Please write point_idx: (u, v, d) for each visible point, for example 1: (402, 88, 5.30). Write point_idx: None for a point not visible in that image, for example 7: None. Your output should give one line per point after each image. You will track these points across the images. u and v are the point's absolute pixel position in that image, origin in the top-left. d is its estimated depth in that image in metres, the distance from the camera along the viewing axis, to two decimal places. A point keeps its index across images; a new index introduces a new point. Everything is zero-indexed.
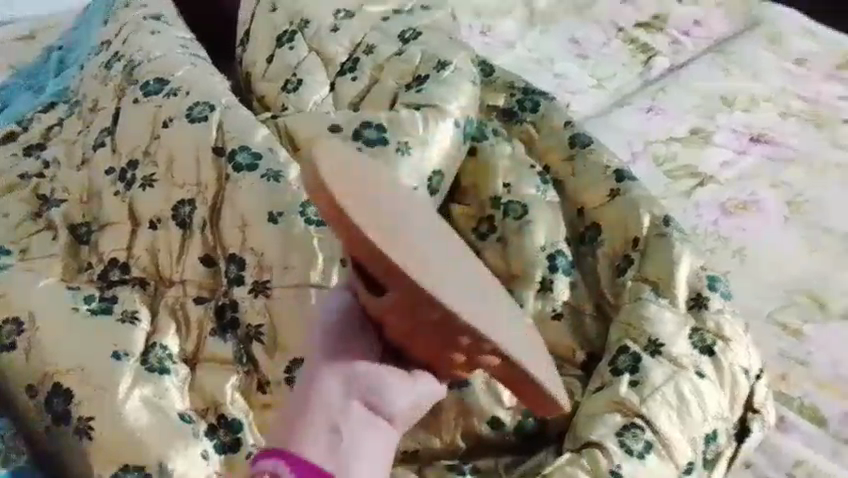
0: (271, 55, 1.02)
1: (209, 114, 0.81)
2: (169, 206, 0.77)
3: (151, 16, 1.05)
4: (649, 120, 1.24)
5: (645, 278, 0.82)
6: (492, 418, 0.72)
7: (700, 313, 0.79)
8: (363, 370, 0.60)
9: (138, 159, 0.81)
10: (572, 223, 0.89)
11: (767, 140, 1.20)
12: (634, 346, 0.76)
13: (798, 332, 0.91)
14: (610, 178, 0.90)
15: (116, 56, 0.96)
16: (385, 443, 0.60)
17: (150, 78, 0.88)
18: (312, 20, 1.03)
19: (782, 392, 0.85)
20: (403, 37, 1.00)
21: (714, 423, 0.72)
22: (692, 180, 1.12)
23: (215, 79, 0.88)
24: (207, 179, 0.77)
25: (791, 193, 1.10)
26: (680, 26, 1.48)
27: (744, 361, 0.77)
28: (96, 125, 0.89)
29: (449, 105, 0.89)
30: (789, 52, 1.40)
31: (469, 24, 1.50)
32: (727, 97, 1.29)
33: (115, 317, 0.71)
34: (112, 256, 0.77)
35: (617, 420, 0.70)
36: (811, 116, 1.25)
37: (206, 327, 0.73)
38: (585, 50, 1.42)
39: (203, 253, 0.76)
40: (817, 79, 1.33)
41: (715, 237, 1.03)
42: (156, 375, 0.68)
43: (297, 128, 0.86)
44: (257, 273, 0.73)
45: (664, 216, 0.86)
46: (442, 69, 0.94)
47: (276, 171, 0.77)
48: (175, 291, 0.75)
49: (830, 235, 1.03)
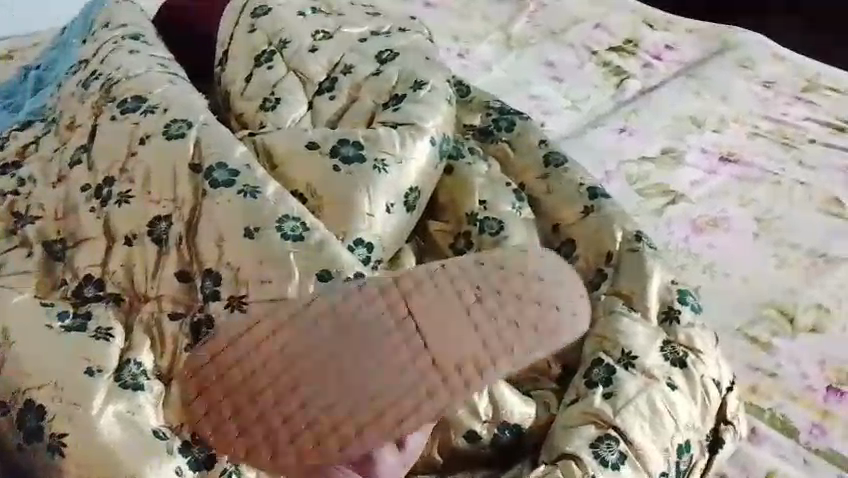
0: (249, 74, 1.03)
1: (187, 130, 0.82)
2: (145, 222, 0.77)
3: (130, 35, 1.06)
4: (622, 140, 1.27)
5: (618, 293, 0.83)
6: (469, 432, 0.72)
7: (672, 326, 0.80)
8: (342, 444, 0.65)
9: (115, 175, 0.81)
10: (547, 239, 0.91)
11: (736, 160, 1.23)
12: (608, 359, 0.77)
13: (767, 345, 0.93)
14: (583, 196, 0.91)
15: (94, 74, 0.97)
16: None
17: (128, 96, 0.88)
18: (291, 41, 1.05)
19: (752, 404, 0.87)
20: (381, 58, 1.02)
21: (686, 433, 0.74)
22: (664, 197, 1.15)
23: (193, 97, 0.89)
24: (184, 196, 0.78)
25: (760, 211, 1.13)
26: (651, 50, 1.52)
27: (714, 373, 0.78)
28: (73, 142, 0.89)
29: (426, 124, 0.90)
30: (757, 75, 1.44)
31: (446, 47, 1.53)
32: (696, 118, 1.33)
33: (88, 333, 0.71)
34: (87, 272, 0.77)
35: (592, 432, 0.71)
36: (779, 136, 1.29)
37: (180, 342, 0.73)
38: (560, 73, 1.45)
39: (179, 268, 0.75)
40: (785, 100, 1.37)
41: (686, 254, 1.05)
42: (130, 392, 0.68)
43: (275, 145, 0.86)
44: (233, 289, 0.72)
45: (635, 231, 0.88)
46: (418, 89, 0.96)
47: (253, 187, 0.77)
48: (150, 307, 0.75)
49: (798, 251, 1.06)
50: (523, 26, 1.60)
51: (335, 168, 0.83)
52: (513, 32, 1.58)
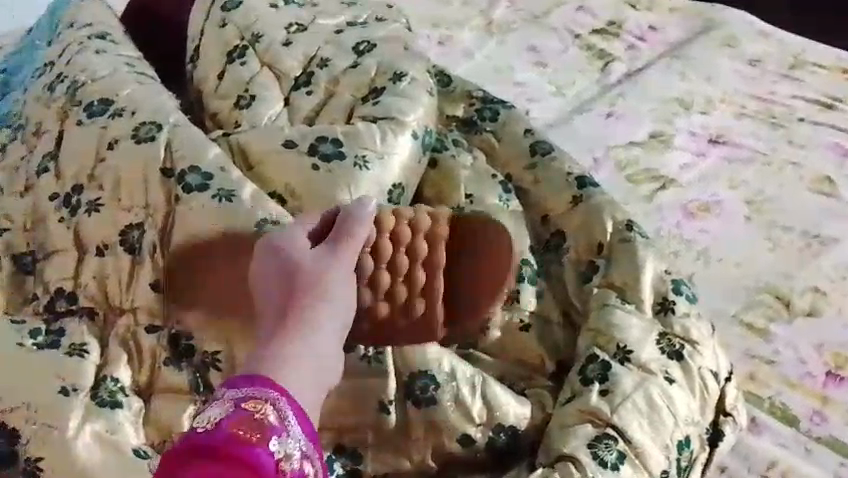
0: (222, 72, 0.99)
1: (157, 133, 0.78)
2: (117, 231, 0.74)
3: (96, 35, 1.02)
4: (609, 126, 1.24)
5: (611, 284, 0.81)
6: (464, 436, 0.70)
7: (667, 318, 0.79)
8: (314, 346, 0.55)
9: (84, 183, 0.78)
10: (537, 232, 0.88)
11: (725, 142, 1.21)
12: (603, 354, 0.75)
13: (764, 331, 0.91)
14: (571, 185, 0.88)
15: (59, 77, 0.93)
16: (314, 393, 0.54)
17: (94, 99, 0.85)
18: (264, 35, 1.01)
19: (752, 393, 0.85)
20: (358, 50, 0.98)
21: (686, 428, 0.73)
22: (653, 183, 1.13)
23: (164, 97, 0.85)
24: (156, 201, 0.74)
25: (751, 193, 1.11)
26: (635, 31, 1.49)
27: (712, 364, 0.77)
28: (39, 150, 0.85)
29: (407, 118, 0.88)
30: (742, 54, 1.41)
31: (426, 35, 1.50)
32: (683, 100, 1.30)
33: (62, 351, 0.68)
34: (58, 286, 0.74)
35: (590, 431, 0.70)
36: (767, 116, 1.26)
37: (159, 355, 0.70)
38: (544, 58, 1.42)
39: (154, 278, 0.72)
40: (771, 79, 1.35)
41: (678, 240, 1.03)
42: (107, 410, 0.65)
43: (251, 144, 0.83)
44: (211, 298, 0.70)
45: (627, 220, 0.85)
46: (398, 81, 0.93)
47: (228, 190, 0.73)
48: (126, 320, 0.72)
49: (791, 233, 1.04)
50: (503, 11, 1.56)
51: (315, 167, 0.80)
52: (495, 17, 1.54)
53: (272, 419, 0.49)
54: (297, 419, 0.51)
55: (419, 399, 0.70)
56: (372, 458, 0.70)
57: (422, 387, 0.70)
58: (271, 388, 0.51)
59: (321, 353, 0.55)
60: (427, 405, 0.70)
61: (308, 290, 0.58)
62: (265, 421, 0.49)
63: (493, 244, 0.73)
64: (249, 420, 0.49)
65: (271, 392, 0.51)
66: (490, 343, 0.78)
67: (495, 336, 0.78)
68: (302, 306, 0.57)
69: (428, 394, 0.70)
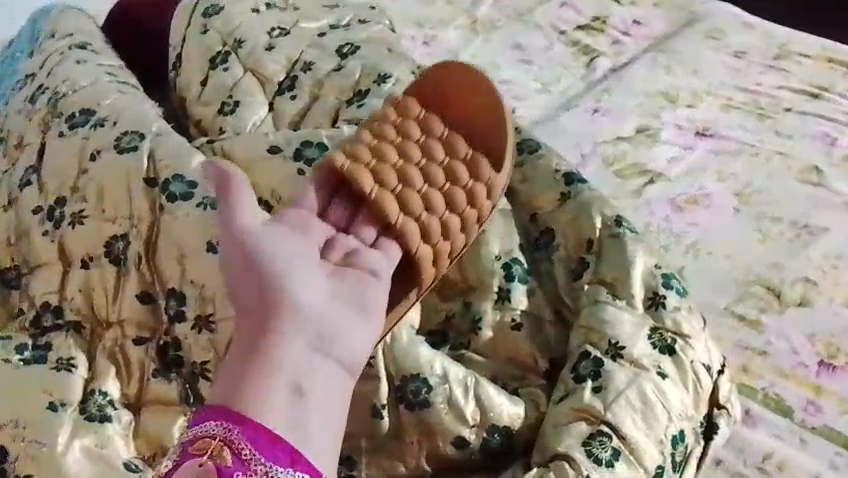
0: (205, 78, 0.99)
1: (140, 142, 0.78)
2: (101, 243, 0.73)
3: (77, 45, 1.01)
4: (595, 122, 1.24)
5: (602, 281, 0.80)
6: (458, 438, 0.70)
7: (658, 312, 0.78)
8: (302, 327, 0.59)
9: (66, 195, 0.77)
10: (526, 229, 0.86)
11: (711, 134, 1.21)
12: (595, 351, 0.75)
13: (755, 323, 0.91)
14: (559, 182, 0.86)
15: (40, 89, 0.92)
16: (324, 371, 0.59)
17: (76, 110, 0.84)
18: (246, 40, 1.00)
19: (744, 385, 0.85)
20: (341, 53, 0.98)
21: (679, 422, 0.73)
22: (641, 178, 1.12)
23: (146, 106, 0.85)
24: (140, 211, 0.73)
25: (739, 185, 1.11)
26: (620, 26, 1.49)
27: (704, 357, 0.77)
28: (22, 163, 0.84)
29: None
30: (727, 45, 1.42)
31: (411, 36, 1.49)
32: (669, 94, 1.30)
33: (49, 365, 0.67)
34: (44, 300, 0.73)
35: (584, 429, 0.70)
36: (753, 107, 1.27)
37: (148, 368, 0.69)
38: (529, 55, 1.42)
39: (140, 290, 0.71)
40: (757, 70, 1.35)
41: (668, 234, 1.03)
42: (96, 424, 0.65)
43: (235, 151, 0.82)
44: (198, 308, 0.69)
45: (615, 216, 0.84)
46: (382, 82, 0.93)
47: (212, 199, 0.73)
48: (113, 333, 0.71)
49: (780, 223, 1.04)
50: (488, 10, 1.56)
51: (300, 172, 0.79)
52: (479, 16, 1.54)
53: (225, 453, 0.52)
54: (254, 446, 0.52)
55: (410, 402, 0.69)
56: (368, 462, 0.71)
57: (414, 390, 0.70)
58: (223, 425, 0.53)
59: (302, 352, 0.58)
60: (419, 408, 0.69)
61: (268, 276, 0.61)
62: (213, 462, 0.52)
63: (476, 106, 0.87)
64: (200, 464, 0.52)
65: (222, 428, 0.53)
66: (482, 343, 0.79)
67: (486, 336, 0.79)
68: (272, 297, 0.60)
69: (421, 397, 0.69)
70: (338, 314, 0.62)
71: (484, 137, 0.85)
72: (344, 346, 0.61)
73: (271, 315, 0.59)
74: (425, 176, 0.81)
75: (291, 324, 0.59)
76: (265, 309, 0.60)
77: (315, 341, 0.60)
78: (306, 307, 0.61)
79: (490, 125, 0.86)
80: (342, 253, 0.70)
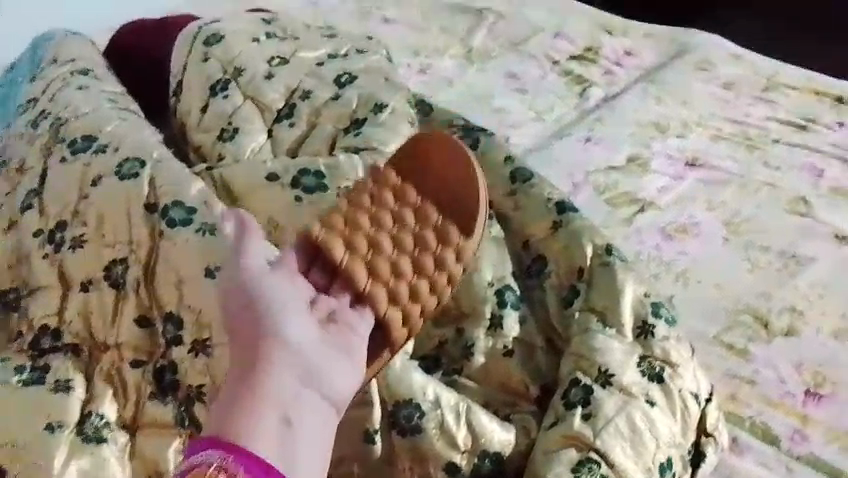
0: (205, 105, 1.01)
1: (140, 169, 0.79)
2: (101, 267, 0.75)
3: (80, 71, 1.03)
4: (587, 151, 1.27)
5: (593, 309, 0.82)
6: (449, 464, 0.71)
7: (648, 341, 0.80)
8: (294, 360, 0.60)
9: (67, 219, 0.78)
10: (518, 257, 0.87)
11: (701, 164, 1.23)
12: (585, 379, 0.76)
13: (743, 352, 0.92)
14: (551, 211, 0.88)
15: (43, 114, 0.94)
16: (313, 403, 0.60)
17: (78, 135, 0.86)
18: (247, 68, 1.03)
19: (732, 413, 0.86)
20: (340, 82, 1.00)
21: (667, 450, 0.74)
22: (631, 207, 1.15)
23: (147, 132, 0.86)
24: (140, 236, 0.75)
25: (728, 215, 1.13)
26: (611, 57, 1.52)
27: (692, 386, 0.79)
28: (23, 187, 0.85)
29: (388, 149, 0.90)
30: (716, 77, 1.45)
31: (407, 64, 1.52)
32: (660, 124, 1.33)
33: (46, 387, 0.68)
34: (42, 323, 0.74)
35: (573, 456, 0.71)
36: (742, 138, 1.29)
37: (144, 390, 0.70)
38: (523, 84, 1.45)
39: (139, 313, 0.73)
40: (746, 101, 1.38)
41: (658, 262, 1.05)
42: (92, 446, 0.65)
43: (234, 178, 0.84)
44: (195, 332, 0.70)
45: (606, 245, 0.85)
46: (379, 112, 0.95)
47: (211, 224, 0.74)
48: (111, 355, 0.72)
49: (768, 252, 1.06)
50: (482, 39, 1.59)
51: (298, 199, 0.81)
52: (474, 45, 1.58)
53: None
54: (248, 474, 0.53)
55: (401, 427, 0.70)
56: None
57: (406, 416, 0.71)
58: (219, 453, 0.54)
59: (291, 383, 0.59)
60: (409, 433, 0.70)
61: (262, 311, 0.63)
62: None
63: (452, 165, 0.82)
64: None
65: (216, 456, 0.53)
66: (474, 369, 0.80)
67: (478, 362, 0.80)
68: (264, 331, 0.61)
69: (413, 422, 0.70)
70: (329, 350, 0.63)
71: (457, 195, 0.80)
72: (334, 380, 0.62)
73: (263, 348, 0.60)
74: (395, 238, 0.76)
75: (283, 356, 0.60)
76: (257, 342, 0.61)
77: (306, 373, 0.61)
78: (298, 342, 0.62)
79: (460, 187, 0.80)
80: (327, 308, 0.68)
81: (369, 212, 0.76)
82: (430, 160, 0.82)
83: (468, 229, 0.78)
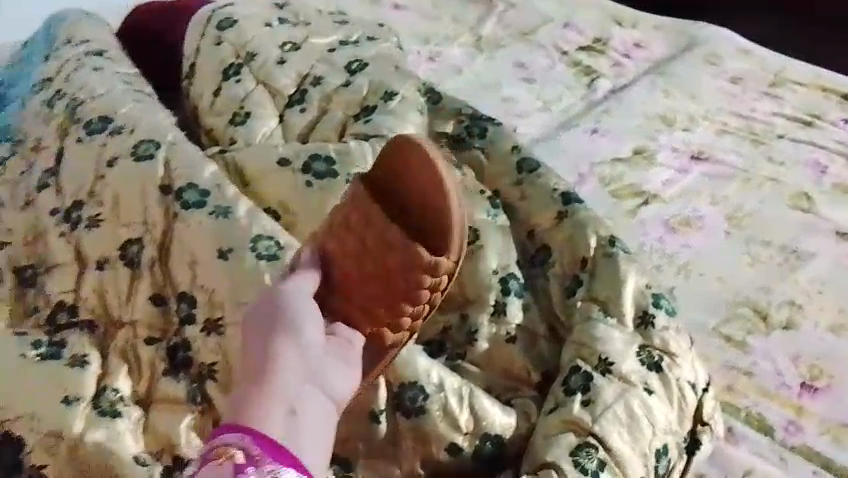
0: (218, 88, 1.02)
1: (155, 151, 0.81)
2: (116, 247, 0.76)
3: (94, 52, 1.05)
4: (593, 142, 1.28)
5: (594, 298, 0.83)
6: (451, 445, 0.73)
7: (647, 331, 0.82)
8: (299, 362, 0.62)
9: (83, 199, 0.80)
10: (523, 246, 0.89)
11: (707, 158, 1.25)
12: (585, 366, 0.78)
13: (741, 344, 0.94)
14: (556, 201, 0.89)
15: (58, 94, 0.95)
16: (318, 403, 0.61)
17: (94, 116, 0.87)
18: (259, 53, 1.04)
19: (729, 404, 0.88)
20: (350, 69, 1.01)
21: (664, 436, 0.76)
22: (635, 198, 1.16)
23: (161, 115, 0.88)
24: (154, 217, 0.77)
25: (731, 209, 1.15)
26: (620, 48, 1.53)
27: (690, 375, 0.81)
28: (40, 166, 0.87)
29: (397, 136, 0.92)
30: (725, 71, 1.45)
31: (417, 51, 1.53)
32: (667, 117, 1.34)
33: (64, 361, 0.70)
34: (59, 299, 0.76)
35: (572, 440, 0.73)
36: (748, 133, 1.30)
37: (158, 367, 0.73)
38: (531, 74, 1.46)
39: (153, 292, 0.75)
40: (753, 96, 1.39)
41: (660, 254, 1.07)
42: (107, 419, 0.67)
43: (246, 162, 0.86)
44: (208, 312, 0.72)
45: (610, 236, 0.87)
46: (389, 100, 0.96)
47: (225, 207, 0.76)
48: (125, 333, 0.74)
49: (769, 247, 1.08)
50: (492, 28, 1.60)
51: (308, 184, 0.82)
52: (484, 33, 1.58)
53: (239, 458, 0.54)
54: (266, 449, 0.55)
55: (405, 408, 0.73)
56: (364, 466, 0.73)
57: (411, 397, 0.73)
58: (238, 434, 0.56)
59: (297, 381, 0.61)
60: (413, 414, 0.72)
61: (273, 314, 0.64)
62: (230, 463, 0.54)
63: (422, 171, 0.75)
64: (218, 466, 0.54)
65: (237, 437, 0.55)
66: (477, 354, 0.82)
67: (482, 347, 0.82)
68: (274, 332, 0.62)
69: (417, 404, 0.73)
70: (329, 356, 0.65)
71: (426, 206, 0.75)
72: (334, 384, 0.64)
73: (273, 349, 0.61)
74: (370, 264, 0.74)
75: (291, 359, 0.62)
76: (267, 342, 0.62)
77: (310, 376, 0.62)
78: (306, 345, 0.63)
79: (435, 199, 0.75)
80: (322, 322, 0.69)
81: (342, 234, 0.75)
82: (410, 166, 0.76)
83: (439, 249, 0.74)
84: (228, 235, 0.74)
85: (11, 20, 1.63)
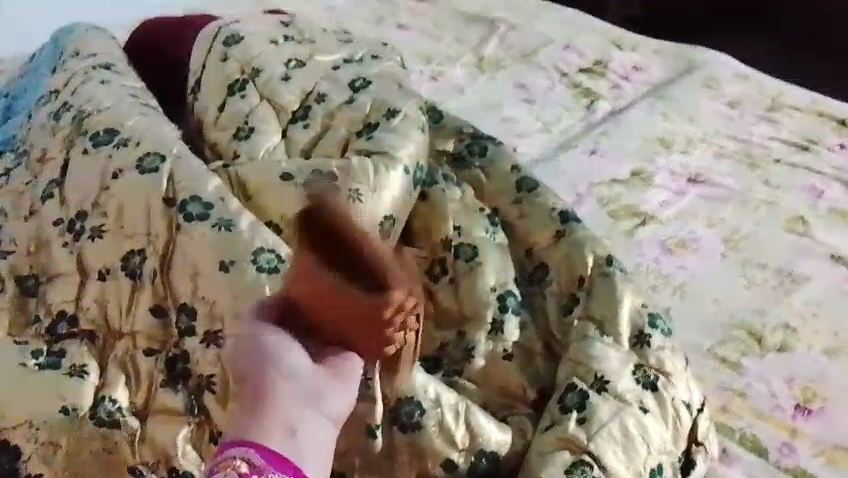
0: (222, 103, 1.03)
1: (160, 164, 0.82)
2: (119, 257, 0.77)
3: (101, 65, 1.06)
4: (592, 163, 1.29)
5: (591, 317, 0.84)
6: (447, 461, 0.73)
7: (643, 350, 0.82)
8: (294, 383, 0.61)
9: (87, 209, 0.81)
10: (521, 263, 0.90)
11: (703, 181, 1.26)
12: (581, 384, 0.79)
13: (736, 365, 0.95)
14: (554, 220, 0.91)
15: (65, 106, 0.97)
16: (317, 421, 0.61)
17: (100, 128, 0.88)
18: (264, 69, 1.05)
19: (724, 424, 0.89)
20: (354, 87, 1.03)
21: (659, 456, 0.76)
22: (633, 219, 1.17)
23: (167, 128, 0.89)
24: (158, 228, 0.77)
25: (727, 231, 1.16)
26: (620, 71, 1.55)
27: (685, 395, 0.81)
28: (45, 177, 0.88)
29: (398, 153, 0.91)
30: (723, 95, 1.47)
31: (419, 70, 1.55)
32: (665, 139, 1.36)
33: (63, 371, 0.71)
34: (60, 309, 0.77)
35: (566, 458, 0.73)
36: (744, 156, 1.32)
37: (156, 379, 0.72)
38: (531, 94, 1.48)
39: (153, 303, 0.75)
40: (750, 120, 1.41)
41: (656, 275, 1.08)
42: (105, 431, 0.69)
43: (249, 176, 0.87)
44: (207, 323, 0.72)
45: (607, 255, 0.88)
46: (391, 117, 0.97)
47: (227, 220, 0.76)
48: (125, 343, 0.75)
49: (765, 269, 1.09)
50: (494, 49, 1.62)
51: None
52: (485, 54, 1.60)
53: (245, 471, 0.55)
54: (269, 462, 0.56)
55: (402, 423, 0.73)
56: None
57: (408, 413, 0.73)
58: (242, 447, 0.57)
59: (294, 403, 0.60)
60: (409, 429, 0.73)
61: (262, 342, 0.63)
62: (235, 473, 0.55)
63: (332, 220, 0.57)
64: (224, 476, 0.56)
65: (241, 450, 0.57)
66: (474, 371, 0.82)
67: (479, 364, 0.82)
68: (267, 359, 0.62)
69: (414, 419, 0.73)
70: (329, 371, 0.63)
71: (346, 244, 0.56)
72: (333, 400, 0.62)
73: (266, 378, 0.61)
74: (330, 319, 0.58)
75: (284, 384, 0.61)
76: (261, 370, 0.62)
77: (307, 396, 0.61)
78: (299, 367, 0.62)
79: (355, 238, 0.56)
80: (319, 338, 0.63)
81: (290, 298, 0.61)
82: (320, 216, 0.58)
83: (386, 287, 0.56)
84: (230, 248, 0.74)
85: (10, 20, 1.65)
